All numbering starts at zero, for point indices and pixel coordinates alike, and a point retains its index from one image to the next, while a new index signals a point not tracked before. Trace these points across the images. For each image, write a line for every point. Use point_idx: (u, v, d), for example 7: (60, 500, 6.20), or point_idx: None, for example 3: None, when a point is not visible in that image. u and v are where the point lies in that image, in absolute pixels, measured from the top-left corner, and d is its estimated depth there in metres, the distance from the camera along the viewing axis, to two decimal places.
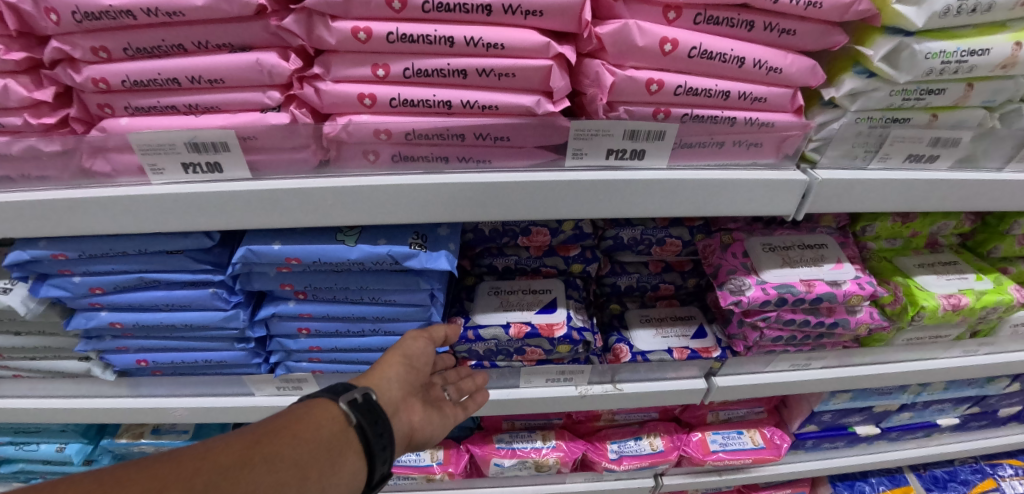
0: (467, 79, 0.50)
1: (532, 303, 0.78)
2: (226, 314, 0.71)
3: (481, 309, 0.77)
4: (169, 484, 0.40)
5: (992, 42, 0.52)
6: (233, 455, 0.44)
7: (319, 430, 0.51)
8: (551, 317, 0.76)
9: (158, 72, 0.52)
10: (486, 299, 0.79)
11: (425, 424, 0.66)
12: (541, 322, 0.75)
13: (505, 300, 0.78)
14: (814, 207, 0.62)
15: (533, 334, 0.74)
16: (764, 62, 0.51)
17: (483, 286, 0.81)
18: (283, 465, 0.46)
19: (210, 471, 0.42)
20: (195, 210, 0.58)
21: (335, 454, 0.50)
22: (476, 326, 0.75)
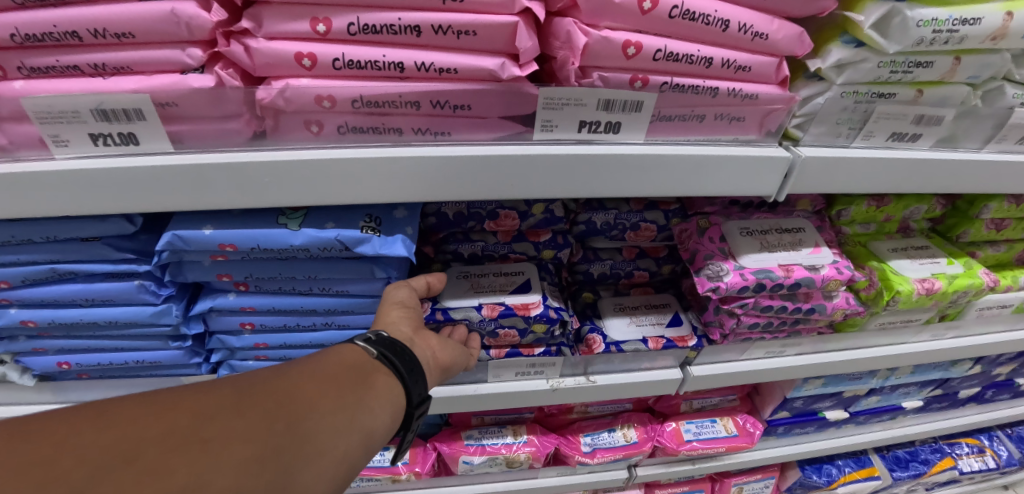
0: (421, 38, 0.44)
1: (506, 283, 0.73)
2: (156, 310, 0.64)
3: (449, 292, 0.72)
4: (199, 397, 0.38)
5: (983, 11, 0.50)
6: (265, 375, 0.42)
7: (341, 358, 0.49)
8: (527, 296, 0.71)
9: (53, 23, 0.44)
10: (454, 281, 0.73)
11: (448, 353, 0.63)
12: (515, 301, 0.70)
13: (475, 281, 0.73)
14: (796, 187, 0.59)
15: (509, 313, 0.69)
16: (749, 26, 0.47)
17: (450, 270, 0.75)
18: (312, 381, 0.44)
19: (239, 386, 0.40)
20: (108, 190, 0.50)
21: (364, 373, 0.48)
22: (444, 308, 0.69)
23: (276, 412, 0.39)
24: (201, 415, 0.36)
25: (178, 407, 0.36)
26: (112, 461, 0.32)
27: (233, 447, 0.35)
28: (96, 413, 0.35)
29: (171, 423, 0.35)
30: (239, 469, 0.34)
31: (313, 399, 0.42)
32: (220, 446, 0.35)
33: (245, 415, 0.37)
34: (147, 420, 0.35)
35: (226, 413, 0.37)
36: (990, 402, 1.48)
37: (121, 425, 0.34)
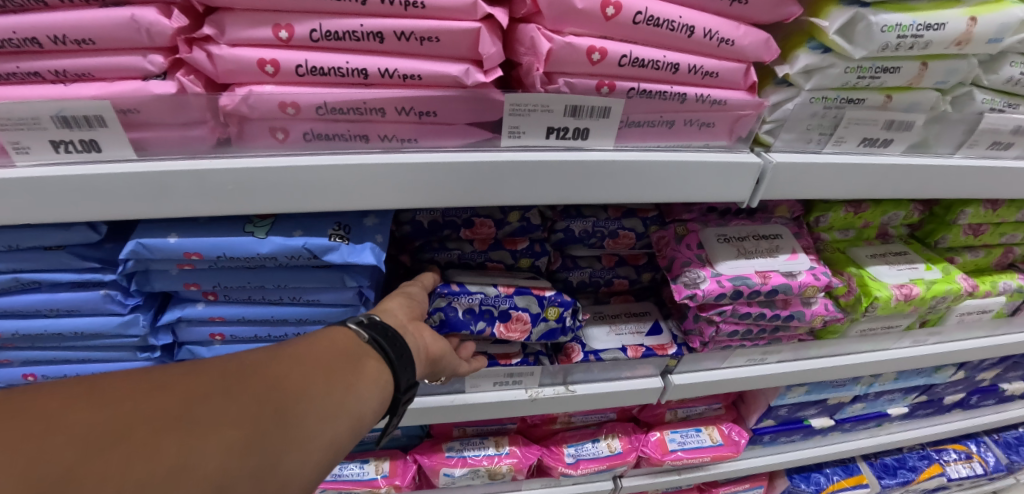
0: (385, 45, 0.44)
1: (521, 282, 0.74)
2: (123, 320, 0.64)
3: (462, 280, 0.70)
4: (187, 378, 0.36)
5: (947, 17, 0.50)
6: (255, 357, 0.41)
7: (333, 342, 0.47)
8: (543, 297, 0.72)
9: (11, 30, 0.43)
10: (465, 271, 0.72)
11: (440, 345, 0.62)
12: (531, 300, 0.71)
13: (488, 275, 0.73)
14: (769, 194, 0.59)
15: (526, 308, 0.69)
16: (715, 32, 0.47)
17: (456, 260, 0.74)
18: (303, 365, 0.42)
19: (229, 367, 0.39)
20: (68, 198, 0.49)
21: (356, 357, 0.47)
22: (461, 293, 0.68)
23: (266, 395, 0.38)
24: (189, 396, 0.35)
25: (165, 387, 0.35)
26: (95, 440, 0.31)
27: (220, 431, 0.34)
28: (84, 390, 0.34)
29: (157, 405, 0.34)
30: (227, 453, 0.33)
31: (303, 384, 0.41)
32: (206, 428, 0.34)
33: (233, 399, 0.36)
34: (133, 399, 0.34)
35: (214, 395, 0.36)
36: (975, 407, 1.48)
37: (109, 404, 0.33)
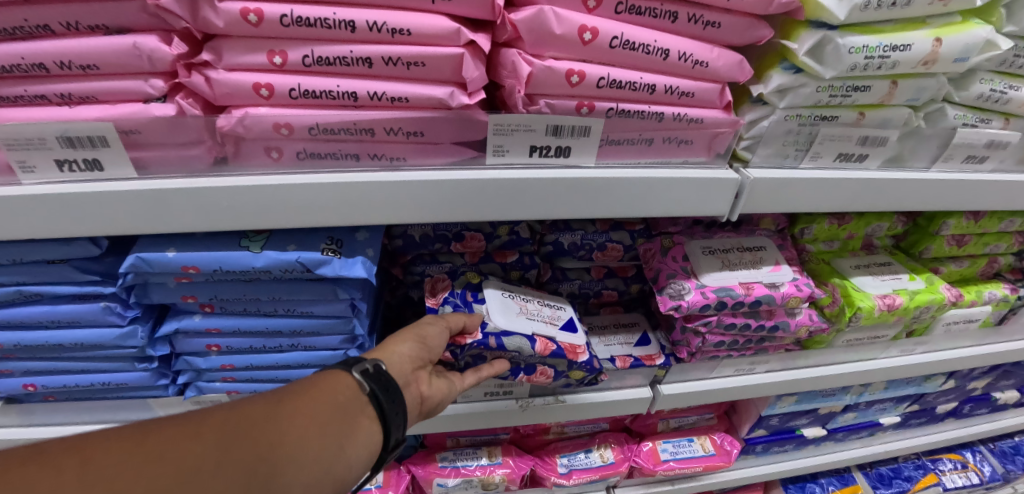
0: (373, 69, 0.46)
1: (555, 317, 0.74)
2: (122, 331, 0.66)
3: (501, 313, 0.69)
4: (186, 440, 0.39)
5: (913, 38, 0.52)
6: (253, 415, 0.43)
7: (333, 396, 0.48)
8: (575, 338, 0.72)
9: (20, 56, 0.46)
10: (502, 300, 0.71)
11: (439, 393, 0.62)
12: (564, 342, 0.71)
13: (524, 307, 0.72)
14: (747, 207, 0.60)
15: (559, 353, 0.69)
16: (690, 54, 0.50)
17: (489, 283, 0.73)
18: (298, 427, 0.44)
19: (228, 429, 0.41)
20: (70, 214, 0.51)
21: (351, 417, 0.48)
22: (500, 335, 0.67)
23: (253, 466, 0.40)
24: (182, 465, 0.37)
25: (162, 452, 0.37)
26: None
27: None
28: (88, 446, 0.36)
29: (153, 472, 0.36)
30: None
31: (293, 450, 0.43)
32: None
33: (222, 470, 0.38)
34: (134, 458, 0.36)
35: (205, 465, 0.38)
36: (969, 416, 1.49)
37: (109, 467, 0.35)
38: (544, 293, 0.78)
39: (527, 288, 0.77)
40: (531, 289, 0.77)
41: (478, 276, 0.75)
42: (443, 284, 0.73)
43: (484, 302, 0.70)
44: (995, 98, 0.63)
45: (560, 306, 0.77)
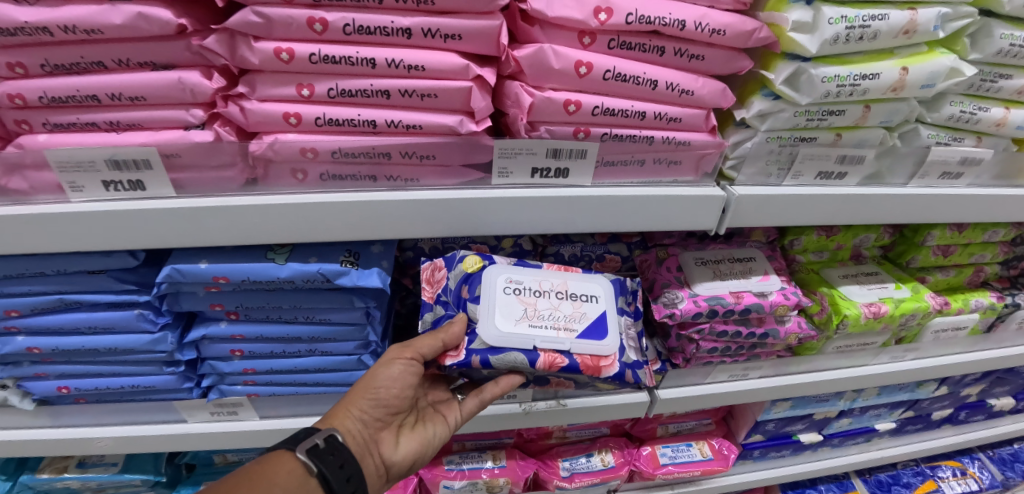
0: (390, 100, 0.51)
1: (571, 319, 0.67)
2: (153, 337, 0.71)
3: (500, 321, 0.65)
4: None
5: (881, 68, 0.57)
6: None
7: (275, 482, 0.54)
8: (600, 348, 0.66)
9: (78, 88, 0.52)
10: (504, 303, 0.67)
11: (405, 448, 0.70)
12: (582, 354, 0.66)
13: (532, 310, 0.67)
14: (734, 222, 0.65)
15: (573, 368, 0.65)
16: (676, 84, 0.55)
17: (493, 275, 0.69)
18: None
19: None
20: (114, 229, 0.56)
21: None
22: (485, 352, 0.64)
23: None
24: None
25: None
26: None
27: None
28: None
29: None
30: None
31: None
32: None
33: None
34: None
35: None
36: (965, 423, 1.51)
37: None
38: (568, 279, 0.71)
39: (544, 277, 0.71)
40: (548, 279, 0.71)
41: (479, 262, 0.70)
42: (438, 275, 0.71)
43: (483, 302, 0.67)
44: (966, 118, 0.68)
45: (583, 299, 0.70)
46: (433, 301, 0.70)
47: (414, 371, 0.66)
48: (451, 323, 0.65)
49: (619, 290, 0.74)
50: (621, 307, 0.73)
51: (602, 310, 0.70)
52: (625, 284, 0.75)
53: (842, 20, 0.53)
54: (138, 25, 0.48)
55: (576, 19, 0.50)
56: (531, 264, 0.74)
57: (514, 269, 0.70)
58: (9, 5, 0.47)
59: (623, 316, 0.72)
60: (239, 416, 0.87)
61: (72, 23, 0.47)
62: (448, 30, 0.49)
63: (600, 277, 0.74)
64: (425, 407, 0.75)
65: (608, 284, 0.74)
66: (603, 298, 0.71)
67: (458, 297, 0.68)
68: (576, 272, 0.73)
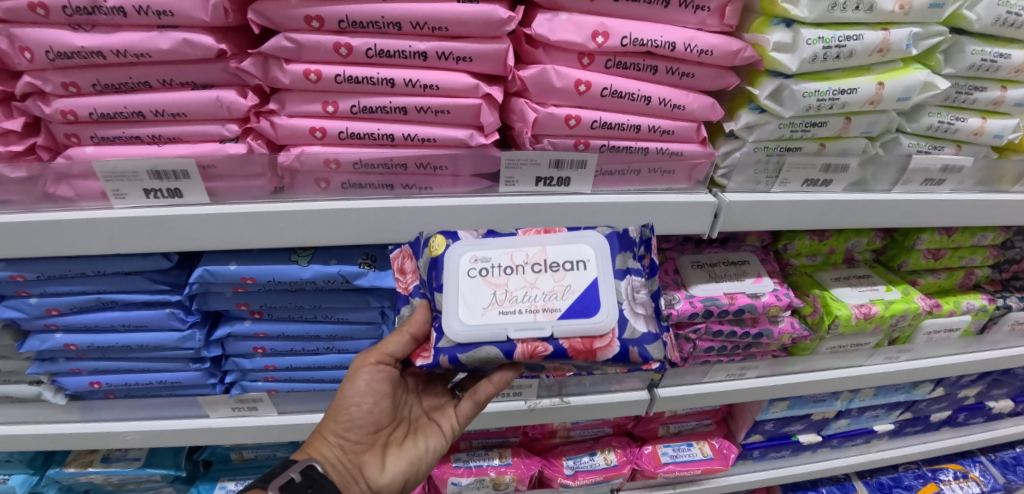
0: (407, 115, 0.58)
1: (551, 297, 0.55)
2: (182, 334, 0.76)
3: (466, 315, 0.55)
4: None
5: (858, 83, 0.61)
6: None
7: None
8: (591, 328, 0.55)
9: (125, 105, 0.57)
10: (469, 289, 0.56)
11: (396, 466, 0.68)
12: (571, 337, 0.55)
13: (503, 294, 0.56)
14: (726, 226, 0.69)
15: (560, 355, 0.55)
16: (668, 100, 0.60)
17: (455, 255, 0.58)
18: None
19: None
20: (150, 234, 0.61)
21: None
22: (453, 351, 0.55)
23: None
24: None
25: None
26: None
27: None
28: None
29: None
30: None
31: None
32: None
33: None
34: None
35: None
36: (965, 425, 1.53)
37: None
38: (547, 245, 0.58)
39: (516, 248, 0.58)
40: (521, 250, 0.58)
41: (443, 243, 0.60)
42: (410, 265, 0.65)
43: (446, 291, 0.57)
44: (945, 128, 0.72)
45: (566, 268, 0.57)
46: (407, 293, 0.65)
47: (382, 379, 0.65)
48: (416, 312, 0.61)
49: (619, 245, 0.60)
50: (620, 267, 0.59)
51: (591, 278, 0.57)
52: (626, 235, 0.60)
53: (819, 40, 0.57)
54: (183, 49, 0.53)
55: (576, 42, 0.55)
56: (506, 233, 0.62)
57: (479, 244, 0.58)
58: (67, 32, 0.53)
59: (624, 279, 0.58)
60: (258, 412, 0.91)
61: (124, 48, 0.53)
62: (460, 53, 0.55)
63: (590, 234, 0.59)
64: (419, 418, 0.73)
65: (602, 242, 0.59)
66: (593, 263, 0.58)
67: (430, 287, 0.60)
68: (558, 233, 0.59)
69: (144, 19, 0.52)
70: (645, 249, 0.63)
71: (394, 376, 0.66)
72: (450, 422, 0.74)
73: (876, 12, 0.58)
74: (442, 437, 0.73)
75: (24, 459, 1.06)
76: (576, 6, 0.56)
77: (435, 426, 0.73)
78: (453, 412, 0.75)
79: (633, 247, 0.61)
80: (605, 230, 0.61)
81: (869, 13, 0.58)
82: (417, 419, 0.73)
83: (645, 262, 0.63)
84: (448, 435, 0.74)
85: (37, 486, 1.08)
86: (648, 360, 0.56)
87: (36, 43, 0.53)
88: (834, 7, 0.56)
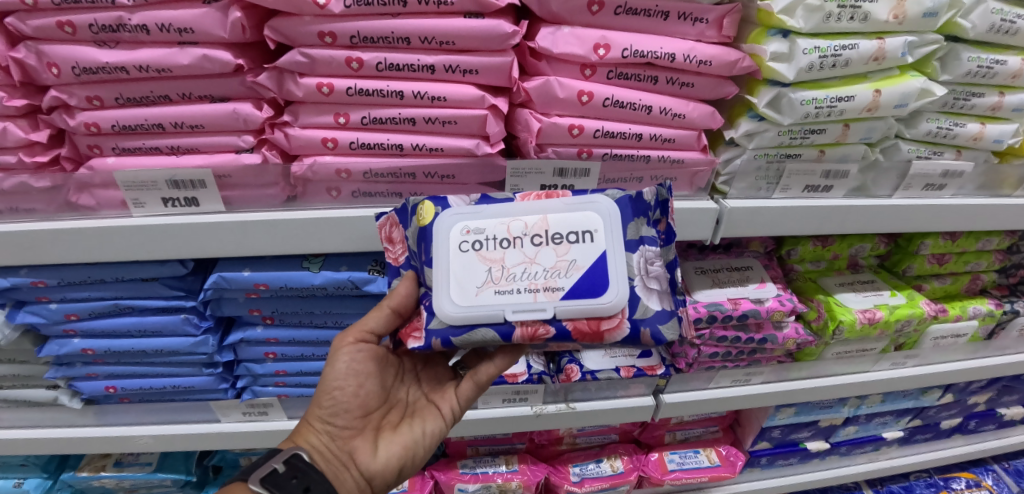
0: (416, 126, 0.60)
1: (551, 274, 0.53)
2: (196, 340, 0.79)
3: (459, 294, 0.54)
4: None
5: (855, 90, 0.63)
6: None
7: None
8: (598, 308, 0.53)
9: (145, 118, 0.60)
10: (462, 266, 0.54)
11: (388, 452, 0.68)
12: (575, 318, 0.53)
13: (499, 271, 0.54)
14: (728, 232, 0.70)
15: (563, 337, 0.54)
16: (669, 109, 0.62)
17: (446, 226, 0.55)
18: None
19: None
20: (167, 242, 0.63)
21: None
22: (445, 333, 0.54)
23: None
24: None
25: None
26: None
27: None
28: None
29: None
30: None
31: None
32: None
33: None
34: None
35: None
36: (976, 433, 1.51)
37: None
38: (549, 213, 0.55)
39: (514, 218, 0.55)
40: (520, 220, 0.55)
41: (431, 210, 0.57)
42: (398, 234, 0.61)
43: (437, 266, 0.55)
44: (944, 133, 0.73)
45: (569, 240, 0.54)
46: (397, 263, 0.62)
47: (363, 358, 0.66)
48: (399, 286, 0.59)
49: (632, 212, 0.56)
50: (632, 237, 0.56)
51: (597, 252, 0.54)
52: (639, 200, 0.57)
53: (815, 50, 0.59)
54: (202, 64, 0.56)
55: (578, 54, 0.57)
56: (499, 198, 0.58)
57: (473, 214, 0.55)
58: (93, 48, 0.56)
59: (636, 251, 0.56)
60: (269, 417, 0.93)
61: (146, 63, 0.56)
62: (467, 65, 0.57)
63: (598, 200, 0.56)
64: (416, 401, 0.73)
65: (610, 208, 0.56)
66: (598, 234, 0.55)
67: (421, 260, 0.58)
68: (560, 200, 0.56)
69: (165, 36, 0.55)
70: (660, 212, 0.60)
71: (375, 355, 0.67)
72: (449, 404, 0.74)
73: (872, 21, 0.59)
74: (439, 419, 0.73)
75: (40, 463, 1.08)
76: (578, 20, 0.58)
77: (432, 409, 0.73)
78: (452, 394, 0.74)
79: (648, 212, 0.58)
80: (616, 195, 0.58)
81: (864, 23, 0.59)
82: (414, 403, 0.73)
83: (661, 227, 0.60)
84: (445, 418, 0.73)
85: (51, 490, 1.10)
86: (660, 341, 0.55)
87: (63, 59, 0.56)
88: (829, 17, 0.58)
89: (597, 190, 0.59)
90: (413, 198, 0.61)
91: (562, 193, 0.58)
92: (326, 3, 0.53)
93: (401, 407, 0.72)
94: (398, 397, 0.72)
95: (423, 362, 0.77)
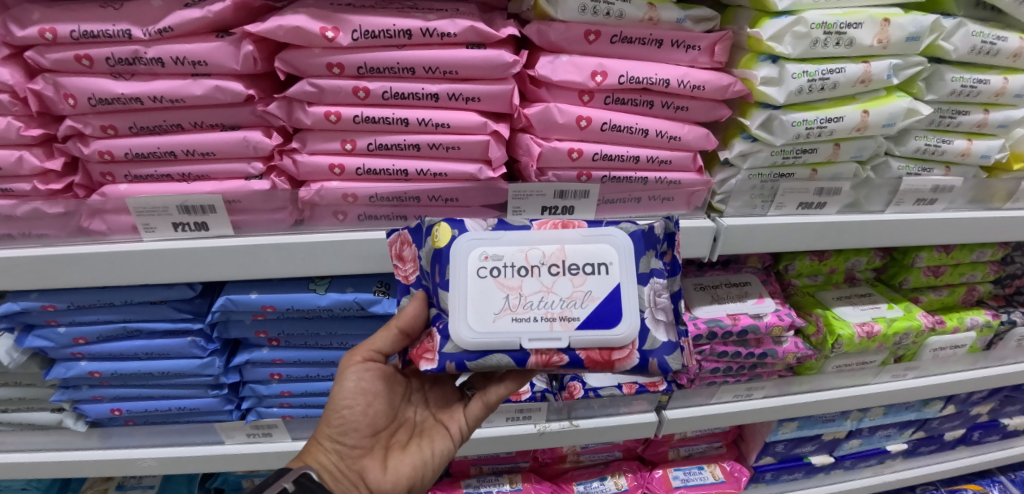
0: (420, 151, 0.62)
1: (568, 304, 0.55)
2: (202, 361, 0.80)
3: (475, 319, 0.54)
4: None
5: (844, 112, 0.65)
6: None
7: None
8: (610, 340, 0.55)
9: (158, 146, 0.62)
10: (479, 291, 0.55)
11: (395, 471, 0.69)
12: (588, 348, 0.55)
13: (516, 299, 0.55)
14: (725, 249, 0.72)
15: (576, 365, 0.55)
16: (664, 132, 0.64)
17: (463, 251, 0.56)
18: None
19: None
20: (176, 265, 0.64)
21: None
22: (461, 357, 0.55)
23: None
24: None
25: None
26: None
27: None
28: None
29: None
30: None
31: None
32: None
33: None
34: None
35: None
36: (980, 443, 1.50)
37: None
38: (566, 243, 0.56)
39: (532, 247, 0.56)
40: (537, 249, 0.56)
41: (448, 233, 0.58)
42: (410, 252, 0.62)
43: (454, 290, 0.55)
44: (932, 150, 0.75)
45: (586, 271, 0.56)
46: (407, 282, 0.63)
47: (371, 377, 0.67)
48: (408, 306, 0.60)
49: (644, 245, 0.59)
50: (643, 270, 0.58)
51: (612, 284, 0.56)
52: (651, 234, 0.59)
53: (803, 74, 0.61)
54: (215, 95, 0.58)
55: (576, 81, 0.60)
56: (517, 224, 0.59)
57: (491, 239, 0.56)
58: (108, 80, 0.58)
59: (647, 284, 0.58)
60: (273, 439, 0.93)
61: (160, 94, 0.58)
62: (469, 94, 0.60)
63: (612, 232, 0.57)
64: (424, 422, 0.74)
65: (626, 241, 0.58)
66: (614, 266, 0.56)
67: (434, 281, 0.59)
68: (577, 230, 0.57)
69: (179, 68, 0.57)
70: (667, 245, 0.62)
71: (382, 374, 0.68)
72: (457, 424, 0.74)
73: (856, 46, 0.62)
74: (448, 439, 0.73)
75: (42, 488, 1.06)
76: (576, 48, 0.60)
77: (441, 428, 0.73)
78: (460, 413, 0.74)
79: (657, 245, 0.61)
80: (629, 228, 0.60)
81: (850, 48, 0.62)
82: (423, 423, 0.73)
83: (667, 259, 0.62)
84: (454, 437, 0.73)
85: None
86: (666, 371, 0.57)
87: (79, 90, 0.58)
88: (816, 43, 0.60)
89: (611, 223, 0.61)
90: (428, 218, 0.61)
91: (578, 223, 0.60)
92: (334, 36, 0.56)
93: (409, 426, 0.72)
94: (406, 416, 0.73)
95: (430, 382, 0.77)
